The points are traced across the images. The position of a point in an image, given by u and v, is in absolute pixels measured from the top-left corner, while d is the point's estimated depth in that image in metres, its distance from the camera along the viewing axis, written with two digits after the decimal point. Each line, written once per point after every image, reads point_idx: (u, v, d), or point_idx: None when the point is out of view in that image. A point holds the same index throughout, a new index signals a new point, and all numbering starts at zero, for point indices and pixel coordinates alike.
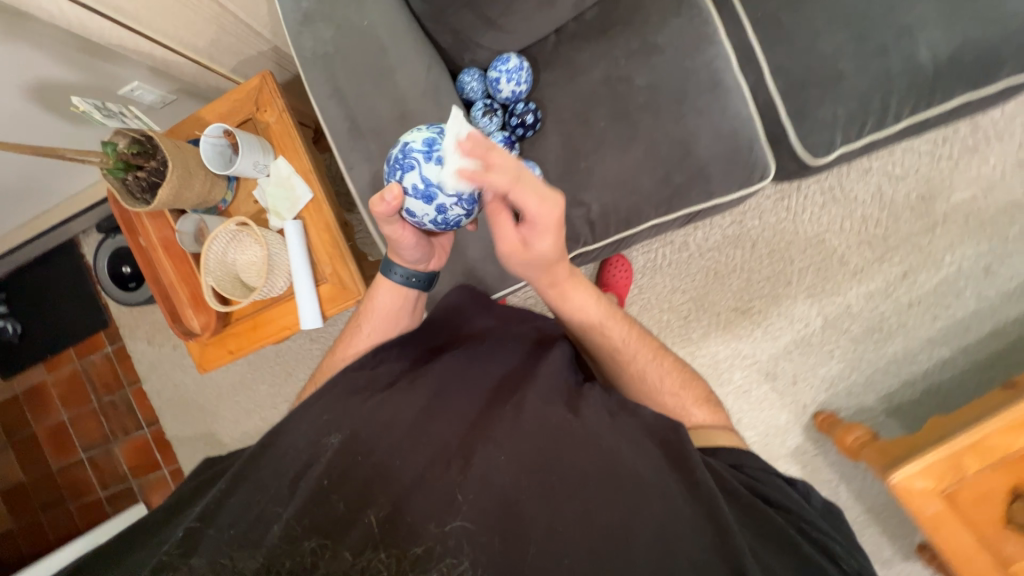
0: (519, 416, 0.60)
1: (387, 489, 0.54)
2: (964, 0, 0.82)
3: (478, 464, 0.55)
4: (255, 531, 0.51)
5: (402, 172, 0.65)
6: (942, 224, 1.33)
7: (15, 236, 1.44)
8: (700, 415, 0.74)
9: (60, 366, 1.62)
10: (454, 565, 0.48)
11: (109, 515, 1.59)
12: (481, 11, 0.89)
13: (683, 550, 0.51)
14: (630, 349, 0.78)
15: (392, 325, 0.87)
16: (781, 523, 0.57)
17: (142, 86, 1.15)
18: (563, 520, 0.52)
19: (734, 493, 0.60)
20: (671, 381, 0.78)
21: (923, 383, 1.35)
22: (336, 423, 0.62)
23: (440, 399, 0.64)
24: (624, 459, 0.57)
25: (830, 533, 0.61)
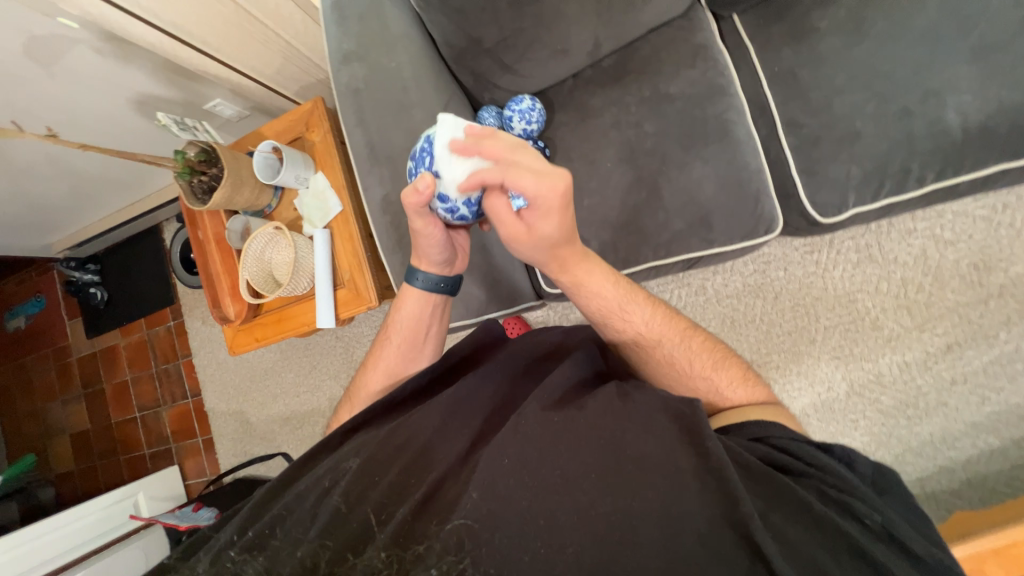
0: (521, 423, 0.62)
1: (402, 501, 0.59)
2: (1003, 67, 0.78)
3: (481, 471, 0.58)
4: (278, 537, 0.58)
5: (435, 160, 0.72)
6: (994, 298, 1.22)
7: (119, 216, 1.86)
8: (737, 397, 0.74)
9: (132, 333, 2.06)
10: (455, 563, 0.51)
11: (148, 469, 2.00)
12: (499, 57, 0.93)
13: (687, 522, 0.52)
14: (652, 332, 0.80)
15: (422, 338, 0.87)
16: (804, 494, 0.55)
17: (223, 102, 1.35)
18: (565, 509, 0.54)
19: (753, 465, 0.58)
20: (700, 363, 0.78)
21: (963, 472, 1.22)
22: (357, 449, 0.68)
23: (451, 418, 0.69)
24: (626, 443, 0.58)
25: (872, 501, 0.57)
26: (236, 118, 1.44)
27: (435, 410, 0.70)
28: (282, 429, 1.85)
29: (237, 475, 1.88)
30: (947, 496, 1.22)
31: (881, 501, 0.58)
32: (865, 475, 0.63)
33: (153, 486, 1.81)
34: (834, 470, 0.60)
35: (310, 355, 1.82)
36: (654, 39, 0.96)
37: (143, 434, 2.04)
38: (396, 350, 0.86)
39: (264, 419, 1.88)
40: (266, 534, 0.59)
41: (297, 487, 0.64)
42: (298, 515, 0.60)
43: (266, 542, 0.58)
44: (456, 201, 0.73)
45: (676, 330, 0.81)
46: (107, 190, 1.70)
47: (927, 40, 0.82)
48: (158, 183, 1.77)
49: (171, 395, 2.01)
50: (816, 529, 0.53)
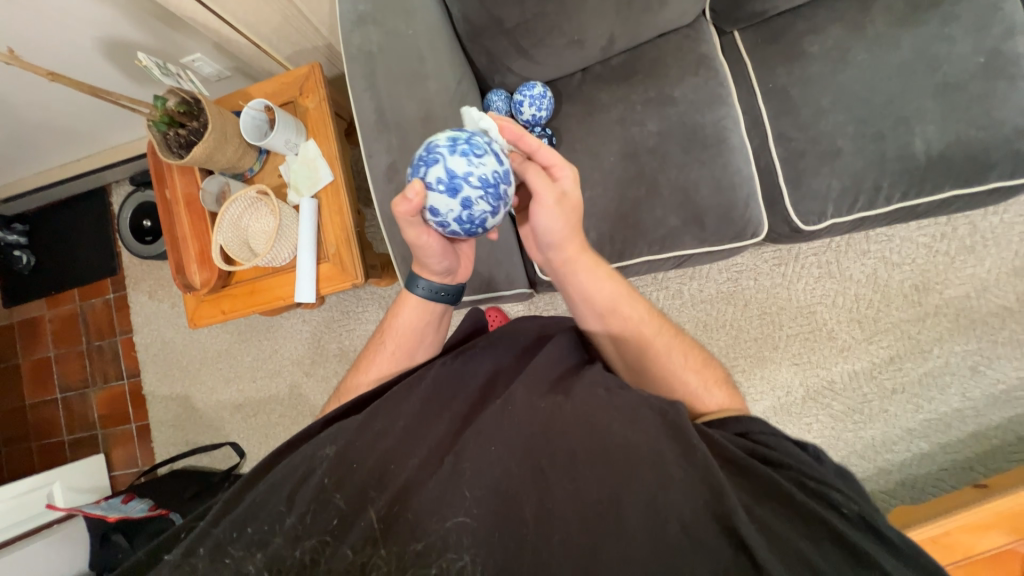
0: (509, 411, 0.57)
1: (383, 488, 0.53)
2: (961, 104, 0.89)
3: (469, 460, 0.54)
4: (252, 530, 0.51)
5: (425, 166, 0.59)
6: (931, 316, 1.36)
7: (59, 172, 1.66)
8: (715, 403, 0.67)
9: (61, 304, 1.81)
10: (454, 559, 0.48)
11: (67, 458, 1.76)
12: (516, 40, 0.94)
13: (673, 513, 0.49)
14: (642, 334, 0.72)
15: (415, 347, 0.79)
16: (784, 484, 0.51)
17: (203, 59, 1.24)
18: (554, 500, 0.51)
19: (737, 459, 0.54)
20: (688, 364, 0.71)
21: (898, 473, 1.34)
22: (331, 433, 0.59)
23: (432, 400, 0.62)
24: (613, 432, 0.54)
25: (842, 488, 0.52)
26: (214, 78, 1.34)
27: (413, 394, 0.62)
28: (232, 418, 1.68)
29: (173, 466, 1.70)
30: (884, 495, 1.34)
31: (845, 487, 0.55)
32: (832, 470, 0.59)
33: (72, 475, 1.59)
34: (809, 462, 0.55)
35: (271, 339, 1.67)
36: (661, 44, 1.02)
37: (64, 419, 1.80)
38: (392, 354, 0.77)
39: (211, 406, 1.69)
40: (240, 530, 0.51)
41: (269, 477, 0.55)
42: (274, 506, 0.53)
43: (244, 536, 0.51)
44: (446, 216, 0.61)
45: (666, 333, 0.74)
46: (50, 140, 1.52)
47: (901, 73, 0.92)
48: (113, 139, 1.60)
49: (102, 376, 1.77)
50: (800, 522, 0.49)
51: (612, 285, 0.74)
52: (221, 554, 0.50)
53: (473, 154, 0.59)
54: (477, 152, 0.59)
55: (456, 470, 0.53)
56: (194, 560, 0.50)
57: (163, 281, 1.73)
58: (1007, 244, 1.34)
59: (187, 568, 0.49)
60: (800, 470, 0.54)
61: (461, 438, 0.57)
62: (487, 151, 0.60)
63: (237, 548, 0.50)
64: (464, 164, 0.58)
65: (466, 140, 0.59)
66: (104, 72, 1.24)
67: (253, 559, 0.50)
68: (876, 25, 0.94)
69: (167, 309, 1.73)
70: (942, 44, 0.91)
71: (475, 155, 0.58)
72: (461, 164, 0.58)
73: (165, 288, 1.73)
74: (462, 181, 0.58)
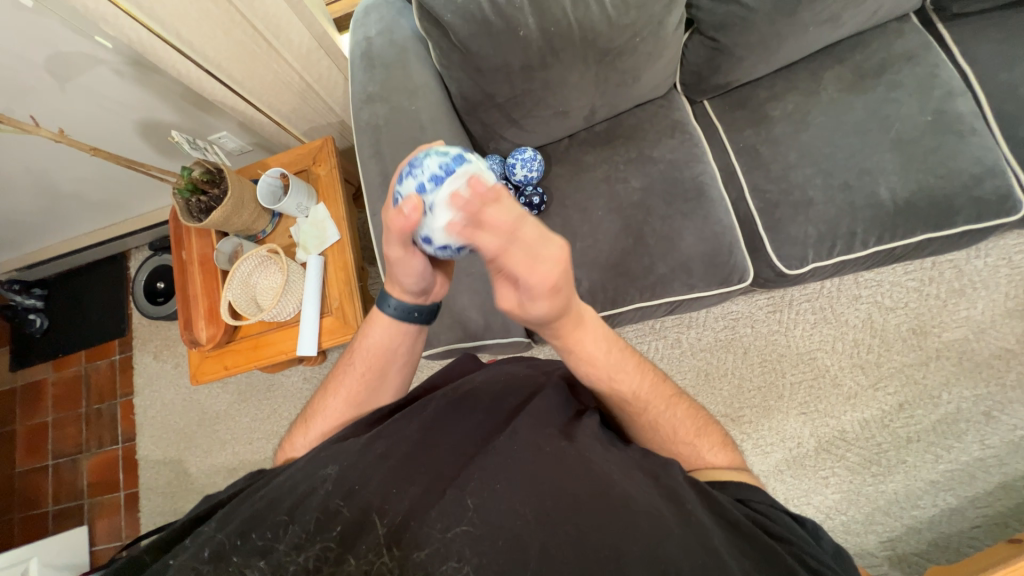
0: (511, 447, 0.56)
1: (385, 511, 0.50)
2: (917, 156, 0.97)
3: (473, 494, 0.51)
4: (256, 536, 0.50)
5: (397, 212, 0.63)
6: (934, 360, 1.35)
7: (83, 240, 1.77)
8: (716, 461, 0.65)
9: (66, 367, 1.83)
10: (455, 570, 0.46)
11: (49, 532, 1.68)
12: (508, 112, 1.05)
13: (673, 563, 0.46)
14: (643, 399, 0.67)
15: (387, 364, 0.78)
16: (786, 557, 0.49)
17: (228, 136, 1.38)
18: (556, 541, 0.47)
19: (736, 524, 0.52)
20: (686, 429, 0.67)
21: (927, 532, 1.25)
22: (334, 455, 0.58)
23: (435, 431, 0.60)
24: (616, 483, 0.53)
25: (840, 574, 0.50)
26: (237, 152, 1.47)
27: (414, 423, 0.61)
28: (224, 482, 1.62)
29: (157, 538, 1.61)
30: (917, 557, 1.24)
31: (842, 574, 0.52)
32: (831, 553, 0.56)
33: (49, 551, 1.50)
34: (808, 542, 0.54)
35: (270, 398, 1.66)
36: (639, 113, 1.13)
37: (52, 488, 1.74)
38: (362, 374, 0.77)
39: (204, 470, 1.64)
40: (245, 537, 0.50)
41: (270, 491, 0.54)
42: (274, 519, 0.51)
43: (247, 544, 0.49)
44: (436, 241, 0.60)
45: (665, 396, 0.69)
46: (81, 210, 1.64)
47: (858, 131, 1.01)
48: (139, 209, 1.73)
49: (97, 440, 1.74)
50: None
51: (609, 351, 0.66)
52: (224, 561, 0.48)
53: (414, 170, 0.59)
54: (416, 166, 0.59)
55: (460, 501, 0.50)
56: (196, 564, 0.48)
57: (169, 341, 1.77)
58: (995, 286, 1.36)
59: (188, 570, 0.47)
60: (800, 547, 0.52)
61: (465, 468, 0.55)
62: (426, 157, 0.59)
63: (242, 556, 0.49)
64: (412, 181, 0.59)
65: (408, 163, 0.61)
66: (138, 149, 1.37)
67: (256, 562, 0.48)
68: (829, 92, 1.05)
69: (171, 369, 1.75)
70: (891, 106, 1.01)
71: (417, 170, 0.59)
72: (420, 179, 0.58)
73: (170, 348, 1.76)
74: (425, 196, 0.58)
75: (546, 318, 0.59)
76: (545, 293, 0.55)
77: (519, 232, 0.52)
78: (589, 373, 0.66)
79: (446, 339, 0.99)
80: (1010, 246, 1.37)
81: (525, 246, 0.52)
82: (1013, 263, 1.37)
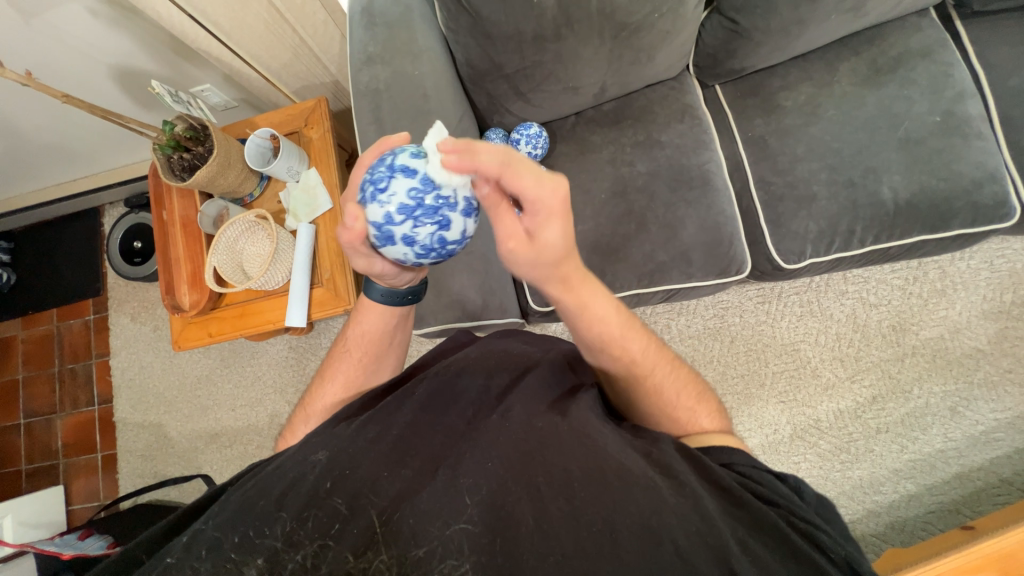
0: (505, 426, 0.55)
1: (377, 496, 0.49)
2: (921, 158, 0.97)
3: (464, 473, 0.50)
4: (257, 537, 0.46)
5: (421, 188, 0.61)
6: (910, 355, 1.40)
7: (54, 192, 1.67)
8: (710, 426, 0.64)
9: (36, 325, 1.75)
10: (454, 567, 0.43)
11: (22, 491, 1.65)
12: (515, 84, 1.01)
13: (669, 535, 0.45)
14: (648, 363, 0.65)
15: (384, 352, 0.77)
16: (777, 520, 0.48)
17: (212, 89, 1.29)
18: (551, 517, 0.46)
19: (728, 489, 0.51)
20: (686, 395, 0.66)
21: (887, 516, 1.33)
22: (325, 441, 0.57)
23: (427, 415, 0.59)
24: (609, 454, 0.52)
25: (832, 534, 0.50)
26: (221, 108, 1.38)
27: (405, 405, 0.60)
28: (206, 448, 1.60)
29: (137, 500, 1.60)
30: (875, 538, 1.32)
31: (831, 531, 0.52)
32: (818, 505, 0.56)
33: (24, 510, 1.48)
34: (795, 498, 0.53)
35: (254, 365, 1.63)
36: (649, 94, 1.10)
37: (24, 446, 1.70)
38: (359, 362, 0.75)
39: (185, 435, 1.62)
40: (244, 536, 0.46)
41: (263, 479, 0.52)
42: (264, 506, 0.49)
43: (249, 542, 0.46)
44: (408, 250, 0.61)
45: (669, 362, 0.68)
46: (50, 159, 1.53)
47: (867, 127, 1.00)
48: (113, 162, 1.63)
49: (72, 401, 1.70)
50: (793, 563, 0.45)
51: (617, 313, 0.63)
52: (220, 557, 0.45)
53: (378, 193, 0.56)
54: (380, 189, 0.56)
55: (451, 480, 0.49)
56: (193, 563, 0.45)
57: (148, 303, 1.70)
58: (974, 288, 1.41)
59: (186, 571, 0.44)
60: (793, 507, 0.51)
61: (456, 449, 0.54)
62: (389, 178, 0.55)
63: (242, 551, 0.46)
64: (378, 208, 0.56)
65: (370, 183, 0.57)
66: (113, 98, 1.27)
67: (253, 562, 0.45)
68: (843, 85, 1.03)
69: (149, 332, 1.69)
70: (902, 104, 1.00)
71: (381, 192, 0.55)
72: (385, 209, 0.55)
73: (149, 310, 1.70)
74: (390, 225, 0.56)
75: (544, 265, 0.55)
76: (549, 239, 0.52)
77: (512, 166, 0.48)
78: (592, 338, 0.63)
79: (441, 318, 0.98)
80: (993, 250, 1.41)
81: (525, 184, 0.48)
82: (994, 266, 1.41)
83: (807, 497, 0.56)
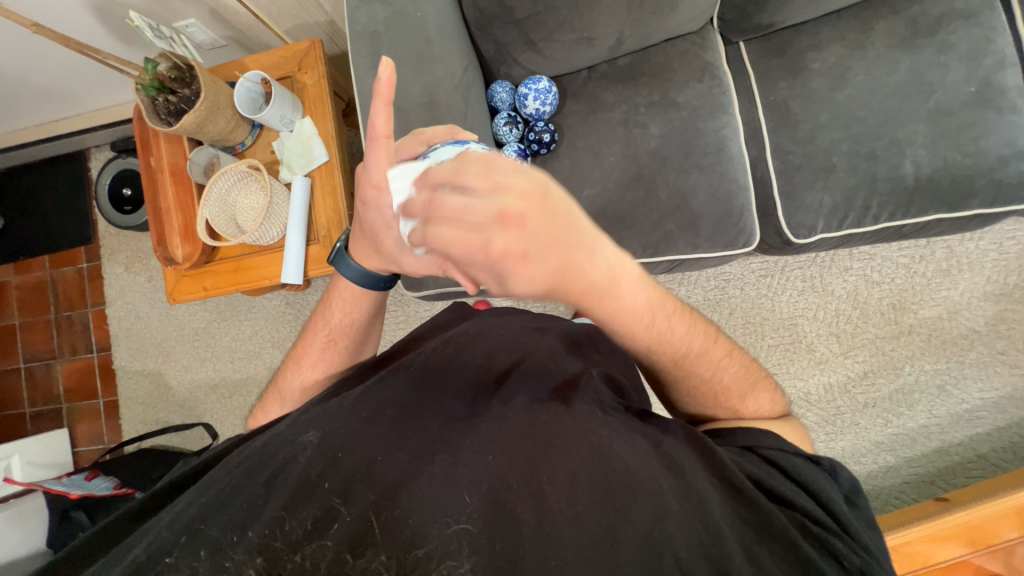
0: (505, 412, 0.55)
1: (371, 482, 0.48)
2: (948, 131, 0.92)
3: (464, 463, 0.50)
4: (251, 533, 0.45)
5: None
6: (907, 335, 1.41)
7: (37, 132, 1.59)
8: (753, 413, 0.66)
9: (28, 271, 1.72)
10: (453, 568, 0.43)
11: (27, 432, 1.69)
12: (526, 32, 0.94)
13: (670, 546, 0.45)
14: (702, 355, 0.64)
15: (362, 338, 0.77)
16: (789, 530, 0.48)
17: (198, 25, 1.17)
18: (554, 519, 0.46)
19: (738, 486, 0.51)
20: (734, 386, 0.66)
21: (863, 484, 1.38)
22: (315, 420, 0.57)
23: (422, 396, 0.59)
24: (615, 455, 0.51)
25: (847, 537, 0.50)
26: (208, 46, 1.27)
27: (401, 385, 0.60)
28: (206, 398, 1.62)
29: (141, 444, 1.64)
30: None
31: (854, 521, 0.52)
32: (847, 488, 0.57)
33: (30, 449, 1.52)
34: (813, 492, 0.53)
35: (251, 319, 1.63)
36: (668, 48, 1.03)
37: (26, 390, 1.72)
38: (339, 350, 0.75)
39: (185, 384, 1.64)
40: (240, 533, 0.46)
41: (248, 459, 0.53)
42: (255, 495, 0.49)
43: (245, 539, 0.45)
44: None
45: (725, 352, 0.67)
46: (30, 97, 1.45)
47: (896, 96, 0.95)
48: (96, 102, 1.54)
49: (70, 348, 1.70)
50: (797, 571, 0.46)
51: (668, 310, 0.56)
52: (221, 556, 0.44)
53: None
54: None
55: (449, 469, 0.49)
56: (193, 562, 0.44)
57: (141, 253, 1.67)
58: (980, 270, 1.39)
59: (187, 571, 0.44)
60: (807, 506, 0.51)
61: (453, 437, 0.53)
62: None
63: (239, 549, 0.45)
64: None
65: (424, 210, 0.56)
66: (91, 30, 1.18)
67: (253, 561, 0.44)
68: (876, 47, 0.96)
69: (144, 282, 1.67)
70: (937, 71, 0.94)
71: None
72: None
73: (142, 261, 1.67)
74: None
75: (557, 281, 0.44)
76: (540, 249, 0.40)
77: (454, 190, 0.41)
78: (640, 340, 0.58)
79: (440, 281, 0.96)
80: (1005, 230, 1.39)
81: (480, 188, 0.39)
82: (1003, 248, 1.39)
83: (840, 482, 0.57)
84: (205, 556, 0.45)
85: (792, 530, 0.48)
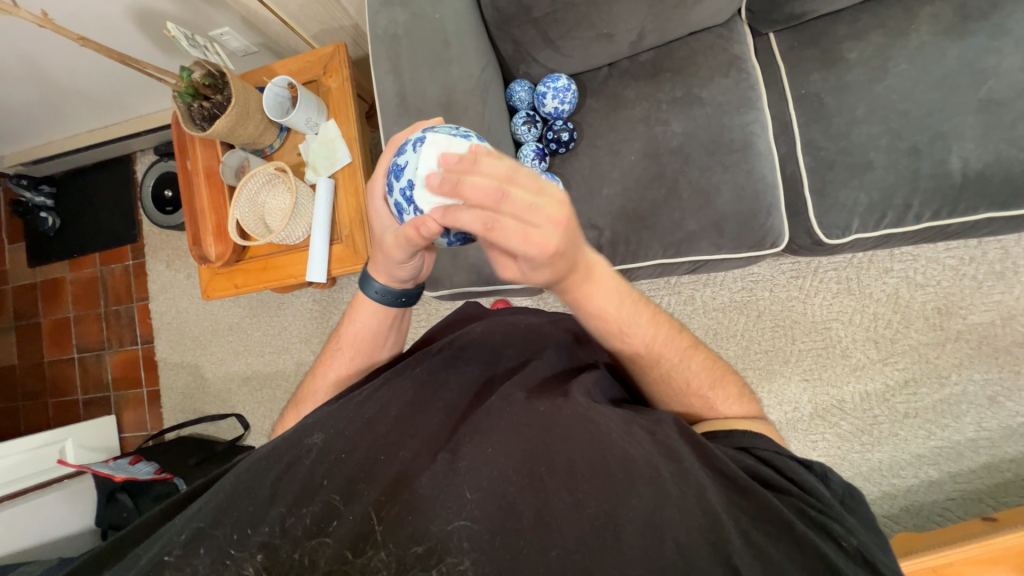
0: (507, 409, 0.55)
1: (373, 480, 0.49)
2: (1002, 122, 0.85)
3: (464, 458, 0.50)
4: (254, 532, 0.46)
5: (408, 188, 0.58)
6: (953, 341, 1.32)
7: (87, 138, 1.70)
8: (733, 412, 0.62)
9: (82, 268, 1.85)
10: (453, 565, 0.43)
11: (80, 417, 1.81)
12: (544, 30, 0.94)
13: (671, 530, 0.44)
14: (657, 351, 0.64)
15: (375, 347, 0.75)
16: (785, 512, 0.46)
17: (231, 33, 1.22)
18: (553, 510, 0.46)
19: (732, 477, 0.48)
20: (701, 380, 0.65)
21: (902, 498, 1.30)
22: (322, 420, 0.58)
23: (426, 391, 0.60)
24: (614, 444, 0.50)
25: (847, 522, 0.47)
26: (241, 53, 1.32)
27: (407, 381, 0.61)
28: (239, 390, 1.70)
29: (180, 432, 1.73)
30: (887, 520, 1.30)
31: (853, 522, 0.49)
32: (839, 493, 0.53)
33: (83, 434, 1.63)
34: (812, 487, 0.50)
35: (281, 315, 1.69)
36: (693, 42, 1.00)
37: (79, 379, 1.85)
38: (348, 363, 0.73)
39: (220, 377, 1.72)
40: (242, 532, 0.46)
41: (256, 462, 0.53)
42: (257, 494, 0.49)
43: (245, 539, 0.46)
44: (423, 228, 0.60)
45: (683, 348, 0.67)
46: (81, 105, 1.55)
47: (943, 86, 0.88)
48: (140, 108, 1.62)
49: (118, 340, 1.81)
50: (800, 557, 0.43)
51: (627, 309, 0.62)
52: (221, 555, 0.45)
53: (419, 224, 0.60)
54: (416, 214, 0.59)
55: (450, 466, 0.49)
56: (194, 562, 0.45)
57: (181, 251, 1.76)
58: None
59: (188, 569, 0.44)
60: (806, 496, 0.49)
61: (456, 433, 0.54)
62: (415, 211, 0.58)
63: (241, 547, 0.45)
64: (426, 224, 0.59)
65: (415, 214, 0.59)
66: (135, 42, 1.25)
67: (253, 560, 0.44)
68: (920, 35, 0.91)
69: (183, 279, 1.76)
70: (989, 58, 0.87)
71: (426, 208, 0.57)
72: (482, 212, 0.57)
73: (182, 259, 1.76)
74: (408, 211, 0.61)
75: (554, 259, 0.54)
76: (540, 274, 0.50)
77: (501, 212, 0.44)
78: (596, 326, 0.63)
79: (457, 280, 0.99)
80: None
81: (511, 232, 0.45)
82: None
83: (829, 486, 0.54)
84: (205, 558, 0.45)
85: (789, 513, 0.46)
